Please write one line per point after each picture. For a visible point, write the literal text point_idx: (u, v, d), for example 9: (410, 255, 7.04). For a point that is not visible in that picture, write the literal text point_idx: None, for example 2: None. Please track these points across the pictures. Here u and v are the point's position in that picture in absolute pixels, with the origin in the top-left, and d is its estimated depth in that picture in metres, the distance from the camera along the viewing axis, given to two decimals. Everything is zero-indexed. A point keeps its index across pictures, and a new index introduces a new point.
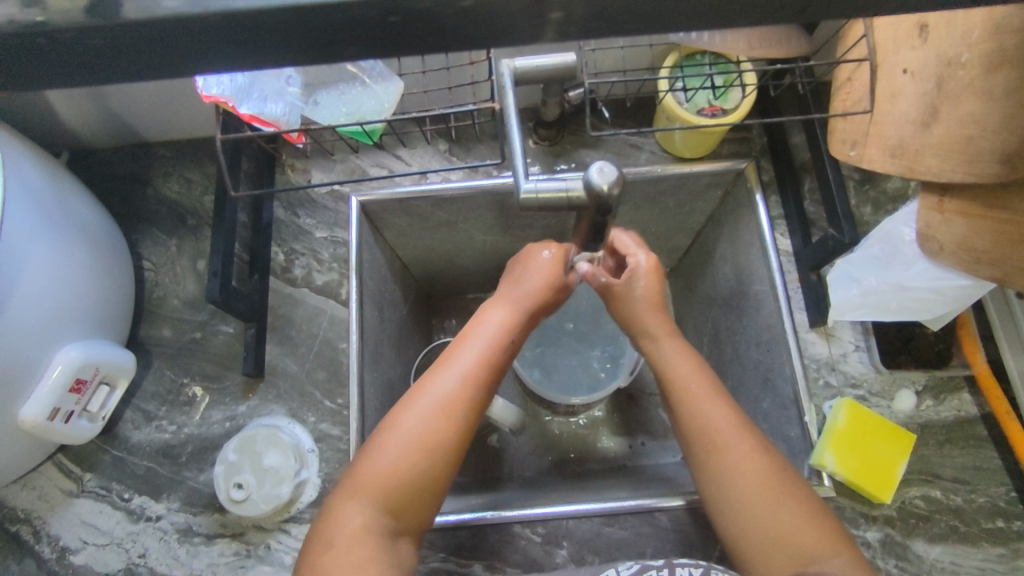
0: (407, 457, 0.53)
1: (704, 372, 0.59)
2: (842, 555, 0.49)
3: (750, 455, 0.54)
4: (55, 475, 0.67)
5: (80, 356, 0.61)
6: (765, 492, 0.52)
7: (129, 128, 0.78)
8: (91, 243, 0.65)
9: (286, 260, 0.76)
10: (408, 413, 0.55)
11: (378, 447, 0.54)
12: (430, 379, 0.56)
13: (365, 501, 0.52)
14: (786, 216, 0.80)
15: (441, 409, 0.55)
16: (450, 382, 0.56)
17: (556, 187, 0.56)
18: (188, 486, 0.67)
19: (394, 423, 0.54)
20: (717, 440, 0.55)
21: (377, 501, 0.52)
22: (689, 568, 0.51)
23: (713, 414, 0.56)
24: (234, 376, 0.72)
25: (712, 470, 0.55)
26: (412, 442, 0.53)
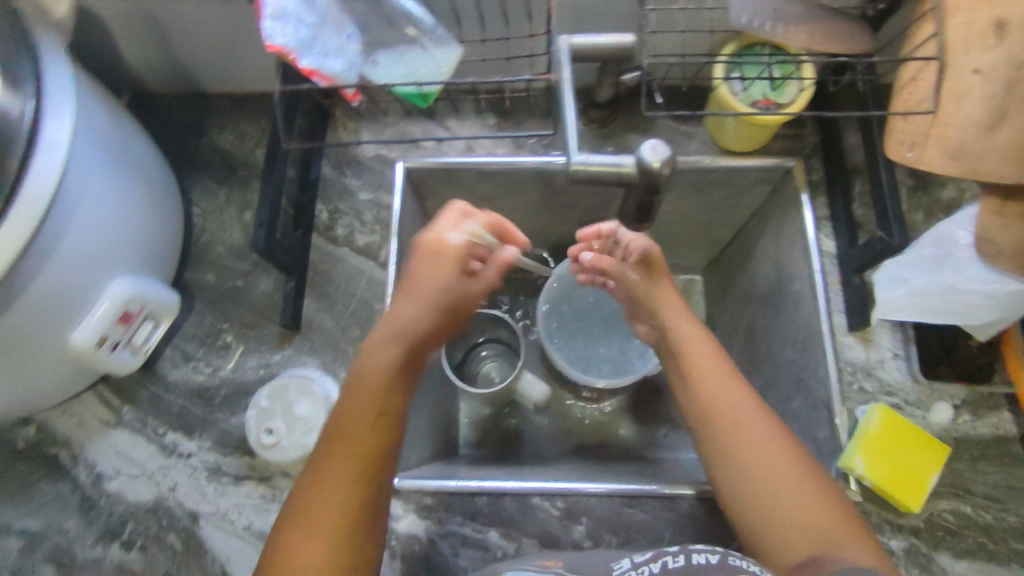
0: (354, 461, 0.50)
1: (719, 354, 0.60)
2: (862, 541, 0.50)
3: (764, 438, 0.55)
4: (95, 404, 0.70)
5: (130, 289, 0.63)
6: (777, 473, 0.54)
7: (190, 77, 0.80)
8: (147, 182, 0.67)
9: (330, 219, 0.77)
10: (359, 404, 0.52)
11: (334, 452, 0.51)
12: (362, 370, 0.54)
13: (323, 510, 0.49)
14: (832, 217, 0.79)
15: (380, 416, 0.52)
16: (369, 371, 0.54)
17: (607, 162, 0.56)
18: (219, 427, 0.69)
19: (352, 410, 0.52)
20: (733, 422, 0.56)
21: (337, 519, 0.49)
22: (705, 554, 0.44)
23: (729, 394, 0.58)
24: (272, 326, 0.73)
25: (724, 448, 0.56)
26: (362, 441, 0.51)
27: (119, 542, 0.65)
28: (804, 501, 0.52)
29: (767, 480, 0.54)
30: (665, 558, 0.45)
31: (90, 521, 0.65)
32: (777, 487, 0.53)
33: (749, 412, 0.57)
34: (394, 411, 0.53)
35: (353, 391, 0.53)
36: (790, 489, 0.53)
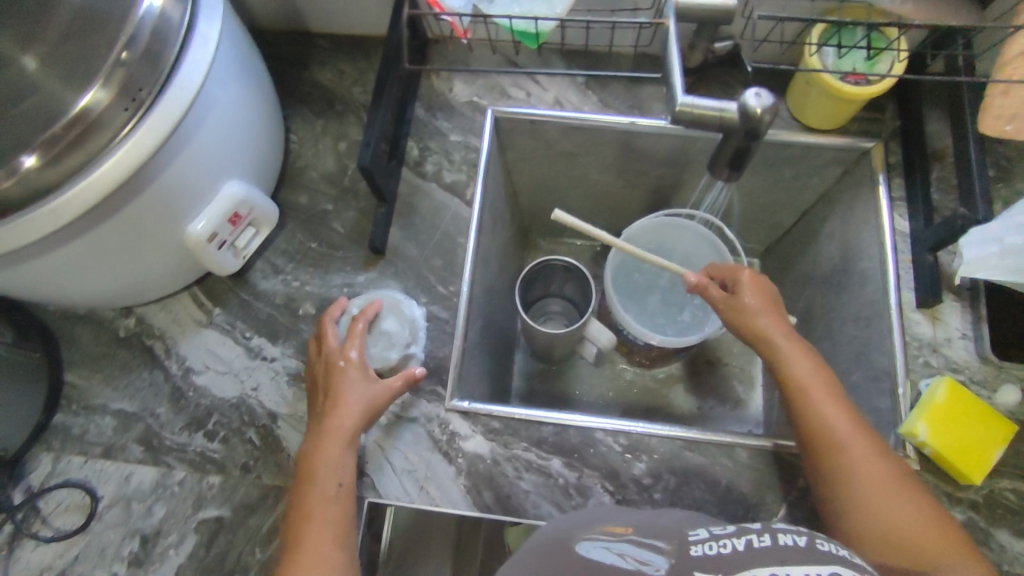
0: (337, 511, 0.58)
1: (825, 372, 0.62)
2: (962, 561, 0.52)
3: (880, 459, 0.57)
4: (191, 304, 0.74)
5: (240, 192, 0.67)
6: (890, 492, 0.56)
7: (300, 14, 0.85)
8: (262, 99, 0.72)
9: (420, 156, 0.81)
10: (325, 485, 0.59)
11: (315, 519, 0.57)
12: (319, 464, 0.60)
13: (324, 562, 0.55)
14: (908, 199, 0.79)
15: (347, 489, 0.60)
16: (336, 459, 0.60)
17: (711, 105, 0.59)
18: (302, 337, 0.73)
19: (316, 480, 0.59)
20: (832, 440, 0.59)
21: (339, 564, 0.55)
22: (792, 535, 0.40)
23: (832, 415, 0.60)
24: (357, 249, 0.77)
25: (830, 467, 0.58)
26: (340, 500, 0.58)
27: (203, 431, 0.69)
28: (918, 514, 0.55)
29: (881, 500, 0.55)
30: (749, 536, 0.41)
31: (180, 408, 0.70)
32: (889, 510, 0.55)
33: (861, 434, 0.58)
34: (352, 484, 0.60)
35: (320, 470, 0.59)
36: (904, 500, 0.55)
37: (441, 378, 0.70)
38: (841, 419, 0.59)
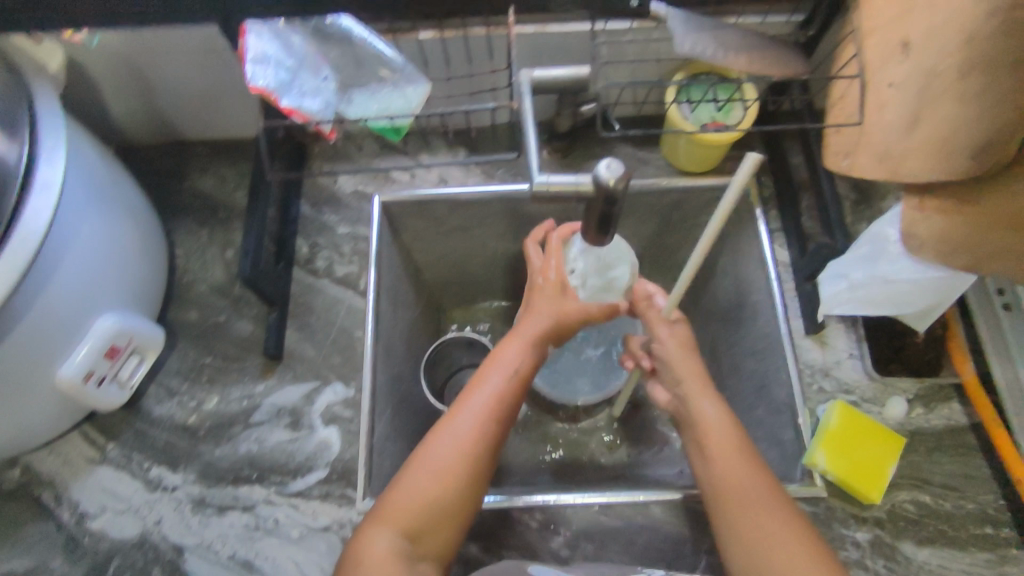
0: (472, 436, 0.56)
1: (732, 426, 0.58)
2: None
3: (769, 507, 0.53)
4: (80, 443, 0.71)
5: (117, 325, 0.65)
6: (777, 547, 0.51)
7: (171, 125, 0.84)
8: (136, 223, 0.71)
9: (310, 253, 0.80)
10: (459, 413, 0.57)
11: (438, 433, 0.57)
12: (470, 394, 0.58)
13: (430, 474, 0.55)
14: (784, 229, 0.81)
15: (504, 393, 0.58)
16: (481, 402, 0.57)
17: (565, 181, 0.58)
18: (204, 459, 0.71)
19: (460, 410, 0.57)
20: (731, 491, 0.55)
21: (450, 475, 0.55)
22: None
23: (729, 464, 0.56)
24: (254, 358, 0.76)
25: (728, 521, 0.54)
26: (477, 424, 0.56)
27: None
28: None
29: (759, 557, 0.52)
30: None
31: (76, 559, 0.66)
32: (772, 557, 0.51)
33: (755, 489, 0.54)
34: (509, 410, 0.59)
35: (468, 401, 0.58)
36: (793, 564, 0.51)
37: (351, 480, 0.69)
38: (735, 477, 0.55)
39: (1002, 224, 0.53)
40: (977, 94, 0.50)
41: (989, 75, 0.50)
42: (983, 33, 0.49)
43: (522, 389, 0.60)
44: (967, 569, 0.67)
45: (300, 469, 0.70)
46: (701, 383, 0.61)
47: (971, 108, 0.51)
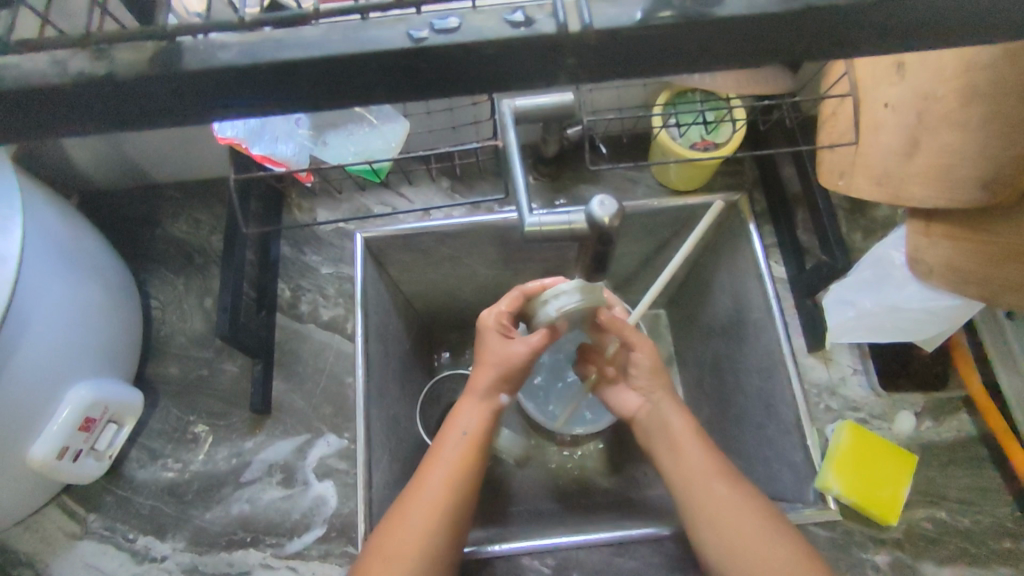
0: (435, 503, 0.57)
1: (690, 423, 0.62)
2: None
3: (722, 483, 0.57)
4: (59, 517, 0.67)
5: (91, 395, 0.62)
6: (736, 516, 0.55)
7: (141, 171, 0.80)
8: (104, 282, 0.67)
9: (293, 296, 0.77)
10: (421, 486, 0.59)
11: (402, 507, 0.58)
12: (430, 467, 0.60)
13: (398, 549, 0.55)
14: (779, 244, 0.80)
15: (465, 457, 0.61)
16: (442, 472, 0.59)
17: (558, 220, 0.55)
18: (194, 525, 0.67)
19: (422, 482, 0.59)
20: (689, 480, 0.58)
21: (420, 544, 0.55)
22: None
23: (691, 458, 0.59)
24: (241, 412, 0.72)
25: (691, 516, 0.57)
26: (438, 491, 0.58)
27: None
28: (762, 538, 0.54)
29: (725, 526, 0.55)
30: None
31: None
32: (737, 546, 0.54)
33: (713, 471, 0.58)
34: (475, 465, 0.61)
35: (430, 471, 0.60)
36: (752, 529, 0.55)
37: (351, 536, 0.66)
38: (694, 463, 0.59)
39: (1001, 257, 0.52)
40: (981, 123, 0.49)
41: (993, 104, 0.48)
42: (982, 62, 0.49)
43: (480, 451, 0.62)
44: None
45: (297, 528, 0.66)
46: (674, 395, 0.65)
47: (975, 138, 0.50)
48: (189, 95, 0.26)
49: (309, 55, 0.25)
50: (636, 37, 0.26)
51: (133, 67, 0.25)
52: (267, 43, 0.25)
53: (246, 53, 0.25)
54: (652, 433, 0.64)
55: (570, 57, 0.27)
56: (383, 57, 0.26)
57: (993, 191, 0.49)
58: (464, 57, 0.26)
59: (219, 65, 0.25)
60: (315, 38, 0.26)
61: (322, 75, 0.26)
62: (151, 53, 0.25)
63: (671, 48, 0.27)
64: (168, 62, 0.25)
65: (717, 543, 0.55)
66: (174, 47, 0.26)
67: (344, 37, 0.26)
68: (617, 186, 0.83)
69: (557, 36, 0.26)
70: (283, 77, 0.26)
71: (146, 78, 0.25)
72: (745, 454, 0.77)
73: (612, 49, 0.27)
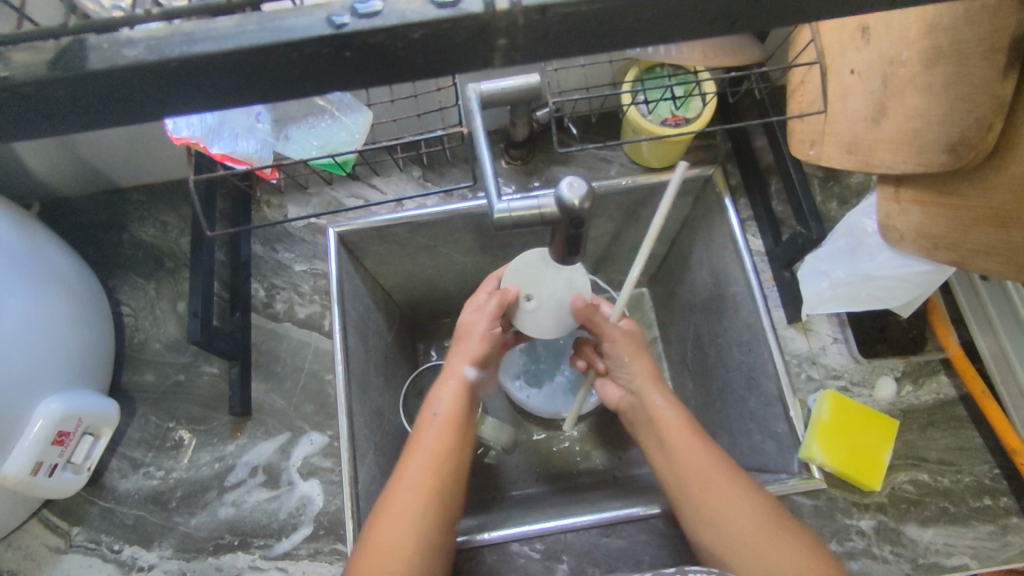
0: (415, 512, 0.53)
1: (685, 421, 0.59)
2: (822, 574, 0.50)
3: (736, 489, 0.54)
4: (42, 531, 0.66)
5: (61, 408, 0.60)
6: (752, 533, 0.52)
7: (102, 176, 0.78)
8: (68, 291, 0.65)
9: (268, 296, 0.76)
10: (418, 448, 0.57)
11: (382, 513, 0.54)
12: (406, 467, 0.56)
13: (387, 551, 0.51)
14: (755, 217, 0.79)
15: (447, 435, 0.58)
16: (421, 472, 0.55)
17: (527, 205, 0.54)
18: (180, 531, 0.66)
19: (401, 483, 0.55)
20: (699, 481, 0.55)
21: (427, 496, 0.54)
22: None
23: (689, 456, 0.57)
24: (221, 416, 0.71)
25: (693, 505, 0.55)
26: (417, 494, 0.54)
27: None
28: (760, 529, 0.52)
29: (738, 537, 0.52)
30: None
31: None
32: (732, 527, 0.53)
33: (731, 483, 0.55)
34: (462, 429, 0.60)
35: (418, 447, 0.57)
36: (768, 545, 0.51)
37: (340, 533, 0.65)
38: (695, 464, 0.56)
39: (970, 221, 0.52)
40: (945, 85, 0.48)
41: (956, 65, 0.47)
42: (943, 23, 0.48)
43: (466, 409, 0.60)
44: (972, 545, 0.65)
45: (284, 529, 0.66)
46: (648, 376, 0.62)
47: (941, 100, 0.49)
48: (101, 96, 0.25)
49: (219, 50, 0.24)
50: (570, 14, 0.25)
51: (35, 69, 0.24)
52: (175, 38, 0.24)
53: (153, 49, 0.24)
54: (642, 426, 0.63)
55: (500, 38, 0.26)
56: (304, 45, 0.25)
57: (957, 153, 0.48)
58: (390, 44, 0.25)
59: (126, 63, 0.24)
60: (228, 30, 0.24)
61: (243, 64, 0.25)
62: (53, 55, 0.24)
63: (606, 24, 0.26)
64: (73, 64, 0.24)
65: (710, 532, 0.54)
66: (79, 45, 0.24)
67: (259, 26, 0.25)
68: (590, 167, 0.82)
69: (484, 16, 0.25)
70: (195, 72, 0.25)
71: (51, 80, 0.24)
72: (731, 427, 0.77)
73: (546, 26, 0.26)
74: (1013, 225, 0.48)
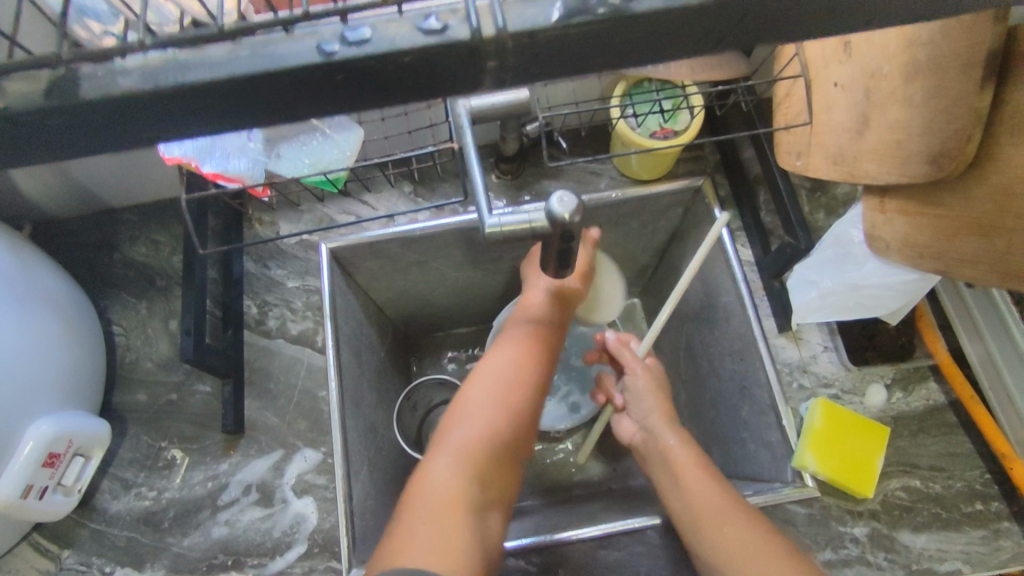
0: (498, 392, 0.57)
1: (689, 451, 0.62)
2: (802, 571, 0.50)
3: (728, 503, 0.56)
4: (32, 555, 0.66)
5: (52, 430, 0.60)
6: (738, 537, 0.53)
7: (93, 196, 0.78)
8: (58, 311, 0.65)
9: (260, 312, 0.76)
10: (499, 348, 0.62)
11: (465, 397, 0.57)
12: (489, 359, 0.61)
13: (471, 425, 0.54)
14: (744, 228, 0.80)
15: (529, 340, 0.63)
16: (507, 359, 0.60)
17: (518, 220, 0.54)
18: (172, 552, 0.66)
19: (482, 372, 0.59)
20: (688, 497, 0.58)
21: (512, 380, 0.58)
22: None
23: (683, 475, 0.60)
24: (213, 434, 0.71)
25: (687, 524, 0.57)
26: (503, 376, 0.58)
27: None
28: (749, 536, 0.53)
29: (724, 542, 0.54)
30: None
31: None
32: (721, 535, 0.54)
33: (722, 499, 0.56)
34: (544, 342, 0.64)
35: (494, 352, 0.61)
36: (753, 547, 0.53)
37: (334, 551, 0.65)
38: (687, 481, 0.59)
39: (953, 231, 0.53)
40: (924, 97, 0.49)
41: (934, 78, 0.48)
42: (921, 38, 0.49)
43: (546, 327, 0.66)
44: (965, 550, 0.65)
45: (278, 547, 0.65)
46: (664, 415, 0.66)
47: (921, 112, 0.50)
48: (96, 123, 0.25)
49: (213, 78, 0.25)
50: (557, 37, 0.26)
51: (30, 98, 0.24)
52: (171, 67, 0.25)
53: (149, 78, 0.25)
54: (654, 461, 0.65)
55: (489, 60, 0.26)
56: (295, 73, 0.25)
57: (938, 164, 0.50)
58: (381, 67, 0.26)
59: (122, 92, 0.24)
60: (221, 59, 0.25)
61: (236, 92, 0.25)
62: (48, 84, 0.24)
63: (591, 47, 0.26)
64: (68, 94, 0.24)
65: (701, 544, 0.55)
66: (74, 75, 0.25)
67: (252, 54, 0.25)
68: (580, 180, 0.83)
69: (472, 42, 0.25)
70: (190, 100, 0.25)
71: (46, 110, 0.24)
72: (725, 436, 0.77)
73: (533, 49, 0.26)
74: (996, 234, 0.49)
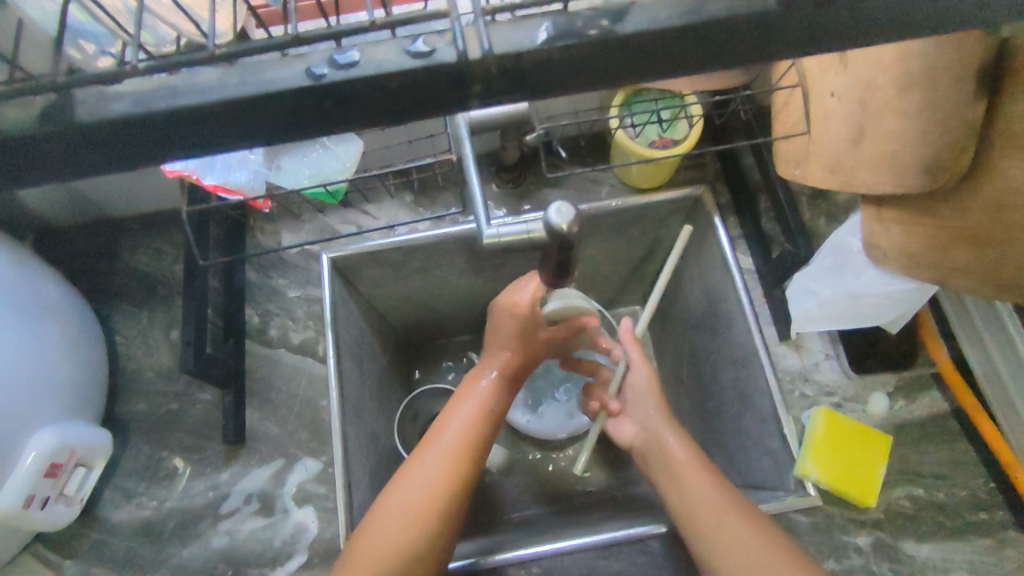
0: (431, 486, 0.58)
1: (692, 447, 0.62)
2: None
3: (736, 513, 0.56)
4: (33, 565, 0.66)
5: (54, 441, 0.60)
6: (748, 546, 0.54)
7: (97, 207, 0.79)
8: (61, 321, 0.65)
9: (261, 322, 0.76)
10: (445, 431, 0.62)
11: (399, 482, 0.59)
12: (437, 436, 0.62)
13: (401, 518, 0.57)
14: (745, 235, 0.80)
15: (472, 425, 0.62)
16: (452, 439, 0.61)
17: (517, 230, 0.54)
18: (173, 562, 0.66)
19: (419, 464, 0.60)
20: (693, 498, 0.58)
21: (446, 473, 0.59)
22: None
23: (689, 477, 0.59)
24: (214, 444, 0.71)
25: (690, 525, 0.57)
26: (441, 465, 0.59)
27: None
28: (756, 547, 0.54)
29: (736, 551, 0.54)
30: None
31: None
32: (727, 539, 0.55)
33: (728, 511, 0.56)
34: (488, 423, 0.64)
35: (438, 437, 0.62)
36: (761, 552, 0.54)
37: (334, 561, 0.65)
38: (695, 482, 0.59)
39: (949, 241, 0.54)
40: (920, 109, 0.49)
41: (929, 91, 0.48)
42: (915, 50, 0.49)
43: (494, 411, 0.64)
44: (970, 560, 0.65)
45: (278, 558, 0.65)
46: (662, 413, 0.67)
47: (916, 124, 0.50)
48: (89, 147, 0.26)
49: (202, 102, 0.25)
50: (543, 60, 0.26)
51: (25, 124, 0.25)
52: (160, 91, 0.25)
53: (139, 103, 0.25)
54: (653, 457, 0.65)
55: (475, 85, 0.27)
56: (288, 93, 0.25)
57: (936, 175, 0.50)
58: (371, 86, 0.26)
59: (112, 117, 0.25)
60: (210, 84, 0.25)
61: (225, 116, 0.26)
62: (41, 110, 0.25)
63: (577, 69, 0.27)
64: (60, 119, 0.25)
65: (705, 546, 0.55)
66: (66, 100, 0.25)
67: (239, 80, 0.25)
68: (581, 188, 0.83)
69: (458, 65, 0.26)
70: (178, 126, 0.26)
71: (41, 134, 0.25)
72: (727, 444, 0.77)
73: (519, 72, 0.26)
74: (991, 246, 0.51)
